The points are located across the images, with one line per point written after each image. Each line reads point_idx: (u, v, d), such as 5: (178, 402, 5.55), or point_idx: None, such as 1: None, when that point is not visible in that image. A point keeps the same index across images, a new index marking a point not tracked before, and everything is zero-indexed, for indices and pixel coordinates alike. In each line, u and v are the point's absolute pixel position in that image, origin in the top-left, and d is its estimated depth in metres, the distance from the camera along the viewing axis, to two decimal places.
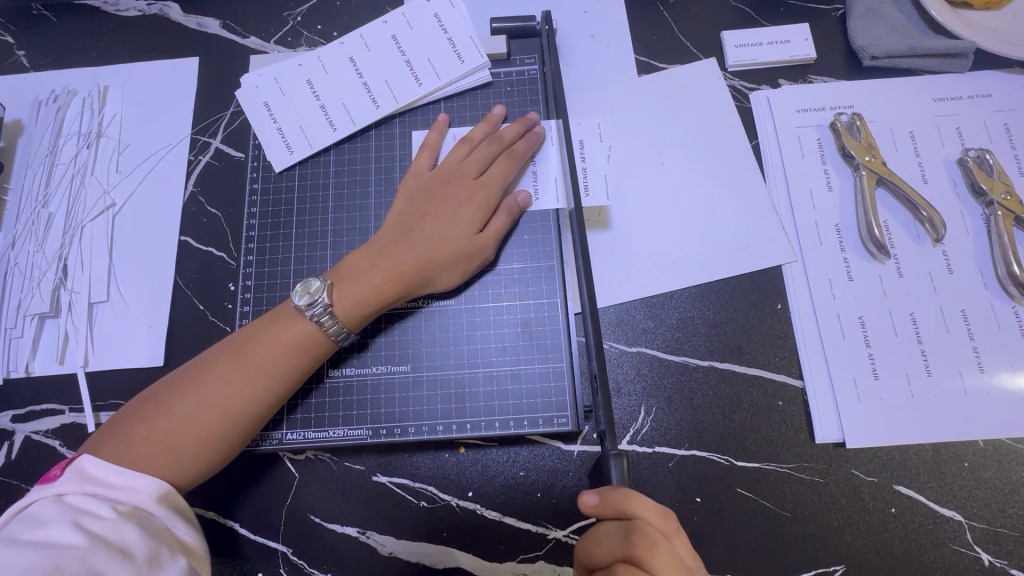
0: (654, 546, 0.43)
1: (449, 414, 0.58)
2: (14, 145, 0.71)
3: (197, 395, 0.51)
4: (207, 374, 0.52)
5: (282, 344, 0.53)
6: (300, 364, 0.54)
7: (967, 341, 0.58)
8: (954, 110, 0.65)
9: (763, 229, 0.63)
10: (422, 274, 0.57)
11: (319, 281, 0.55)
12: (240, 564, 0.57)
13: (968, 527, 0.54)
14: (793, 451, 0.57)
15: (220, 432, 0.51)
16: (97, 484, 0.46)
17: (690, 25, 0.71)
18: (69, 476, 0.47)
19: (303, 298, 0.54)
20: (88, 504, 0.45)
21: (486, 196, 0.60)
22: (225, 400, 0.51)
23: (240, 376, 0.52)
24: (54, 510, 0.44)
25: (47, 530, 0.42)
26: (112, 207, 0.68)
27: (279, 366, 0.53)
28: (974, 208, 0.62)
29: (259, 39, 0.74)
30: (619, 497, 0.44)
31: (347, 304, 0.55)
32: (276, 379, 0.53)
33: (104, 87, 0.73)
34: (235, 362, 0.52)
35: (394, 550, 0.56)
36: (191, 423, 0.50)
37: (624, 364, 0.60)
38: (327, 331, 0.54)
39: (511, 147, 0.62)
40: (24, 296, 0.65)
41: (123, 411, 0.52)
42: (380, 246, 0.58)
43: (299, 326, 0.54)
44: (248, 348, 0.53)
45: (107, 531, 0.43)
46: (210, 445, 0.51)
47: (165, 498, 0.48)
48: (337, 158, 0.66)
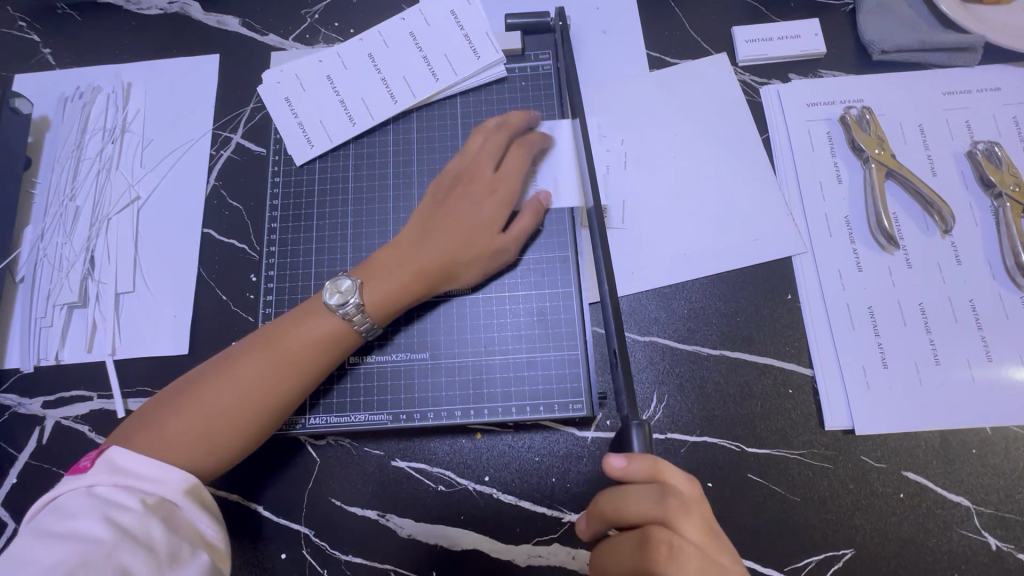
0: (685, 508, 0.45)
1: (467, 400, 0.60)
2: (41, 140, 0.73)
3: (227, 389, 0.52)
4: (237, 367, 0.53)
5: (310, 343, 0.55)
6: (327, 360, 0.56)
7: (975, 331, 0.59)
8: (963, 104, 0.66)
9: (774, 220, 0.64)
10: (448, 270, 0.59)
11: (348, 279, 0.57)
12: (264, 545, 0.58)
13: (975, 512, 0.55)
14: (803, 438, 0.58)
15: (248, 424, 0.53)
16: (126, 476, 0.48)
17: (701, 20, 0.72)
18: (100, 468, 0.48)
19: (334, 297, 0.56)
20: (117, 496, 0.46)
21: (505, 191, 0.62)
22: (254, 394, 0.53)
23: (269, 373, 0.53)
24: (84, 501, 0.45)
25: (77, 522, 0.44)
26: (137, 201, 0.70)
27: (308, 362, 0.55)
28: (983, 200, 0.63)
29: (278, 36, 0.76)
30: (650, 463, 0.46)
31: (378, 300, 0.57)
32: (303, 374, 0.55)
33: (127, 83, 0.75)
34: (264, 358, 0.54)
35: (413, 532, 0.58)
36: (222, 415, 0.52)
37: (637, 353, 0.61)
38: (355, 325, 0.56)
39: (529, 145, 0.64)
40: (53, 287, 0.67)
41: (155, 400, 0.54)
42: (407, 243, 0.59)
43: (325, 324, 0.56)
44: (277, 344, 0.55)
45: (133, 524, 0.44)
46: (240, 436, 0.53)
47: (190, 492, 0.49)
48: (356, 152, 0.68)
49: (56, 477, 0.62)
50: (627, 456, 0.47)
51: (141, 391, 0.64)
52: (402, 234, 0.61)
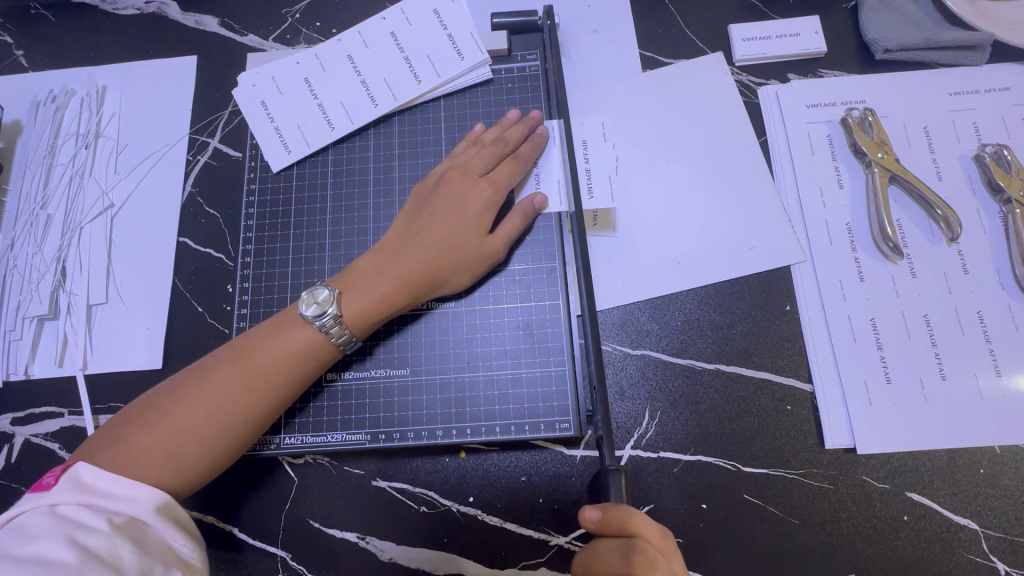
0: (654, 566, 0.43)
1: (449, 419, 0.57)
2: (12, 146, 0.71)
3: (199, 402, 0.50)
4: (210, 379, 0.51)
5: (287, 354, 0.52)
6: (303, 372, 0.53)
7: (983, 344, 0.56)
8: (970, 105, 0.63)
9: (771, 227, 0.61)
10: (431, 278, 0.56)
11: (326, 289, 0.54)
12: (239, 569, 0.56)
13: (984, 536, 0.52)
14: (802, 457, 0.55)
15: (220, 438, 0.50)
16: (91, 494, 0.45)
17: (696, 19, 0.70)
18: (64, 485, 0.46)
19: (310, 307, 0.53)
20: (82, 516, 0.44)
21: (493, 193, 0.59)
22: (228, 408, 0.50)
23: (243, 385, 0.51)
24: (46, 523, 0.43)
25: (39, 544, 0.41)
26: (111, 208, 0.68)
27: (283, 374, 0.52)
28: (991, 206, 0.60)
29: (257, 37, 0.73)
30: (621, 516, 0.44)
31: (357, 310, 0.54)
32: (279, 386, 0.52)
33: (102, 86, 0.73)
34: (237, 370, 0.51)
35: (394, 555, 0.56)
36: (194, 429, 0.49)
37: (628, 368, 0.59)
38: (333, 339, 0.53)
39: (516, 150, 0.61)
40: (23, 299, 0.65)
41: (121, 415, 0.51)
42: (389, 250, 0.57)
43: (301, 335, 0.53)
44: (250, 356, 0.52)
45: (99, 546, 0.42)
46: (212, 451, 0.50)
47: (162, 509, 0.46)
48: (336, 157, 0.65)
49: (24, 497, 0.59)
50: (603, 505, 0.45)
51: (113, 407, 0.61)
52: (383, 240, 0.58)
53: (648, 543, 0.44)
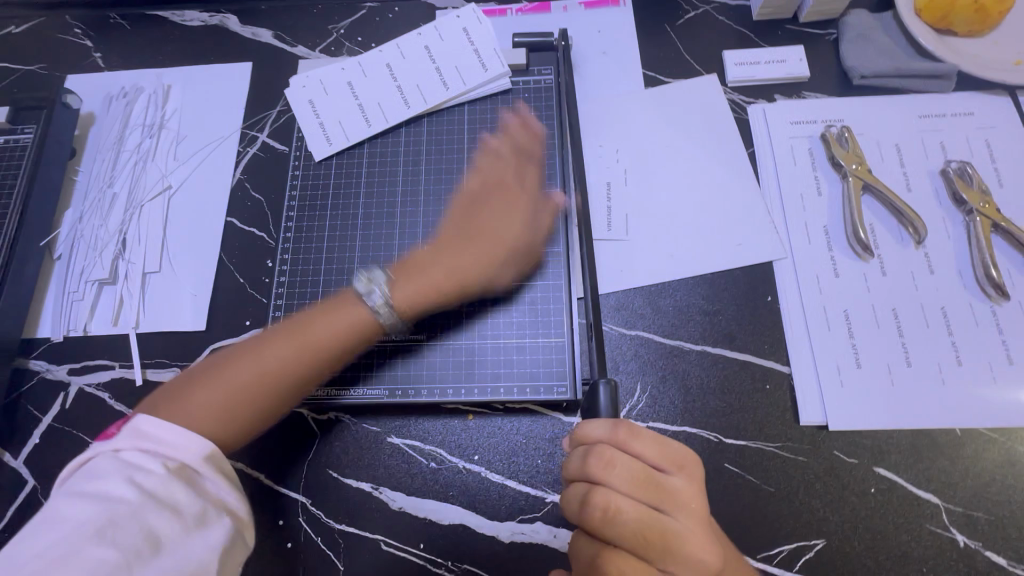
0: (608, 460, 0.48)
1: (459, 380, 0.64)
2: (86, 134, 0.81)
3: (252, 361, 0.55)
4: (267, 346, 0.57)
5: (337, 327, 0.58)
6: (350, 347, 0.59)
7: (946, 337, 0.62)
8: (938, 126, 0.71)
9: (756, 227, 0.68)
10: (461, 283, 0.63)
11: (380, 273, 0.62)
12: (262, 511, 0.62)
13: (944, 510, 0.57)
14: (778, 432, 0.61)
15: (267, 393, 0.55)
16: (149, 442, 0.48)
17: (694, 45, 0.78)
18: (126, 434, 0.49)
19: (363, 285, 0.60)
20: (141, 460, 0.47)
21: (521, 199, 0.67)
22: (276, 373, 0.56)
23: (294, 345, 0.57)
24: (110, 465, 0.46)
25: (103, 484, 0.44)
26: (168, 189, 0.76)
27: (334, 347, 0.58)
28: (956, 215, 0.66)
29: (306, 47, 0.83)
30: (575, 430, 0.51)
31: (406, 295, 0.61)
32: (326, 359, 0.58)
33: (168, 85, 0.82)
34: (292, 337, 0.57)
35: (403, 505, 0.61)
36: (245, 387, 0.54)
37: (622, 346, 0.65)
38: (379, 314, 0.59)
39: (522, 149, 0.71)
40: (87, 265, 0.73)
41: (176, 380, 0.55)
42: (445, 248, 0.64)
43: (353, 312, 0.59)
44: (305, 328, 0.58)
45: (157, 488, 0.45)
46: (259, 408, 0.55)
47: (210, 459, 0.49)
48: (371, 151, 0.74)
49: (72, 439, 0.66)
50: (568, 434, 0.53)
51: (158, 362, 0.69)
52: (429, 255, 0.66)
53: (603, 445, 0.49)
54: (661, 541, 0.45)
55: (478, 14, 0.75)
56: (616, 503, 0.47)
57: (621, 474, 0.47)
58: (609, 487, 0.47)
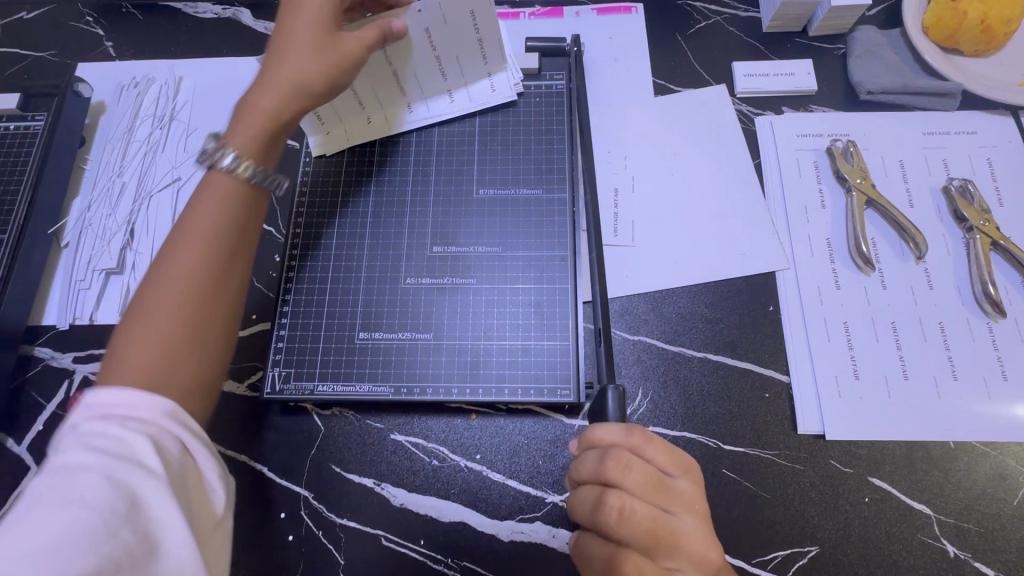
0: (625, 463, 0.48)
1: (464, 379, 0.64)
2: (96, 122, 0.81)
3: (165, 270, 0.46)
4: (175, 247, 0.47)
5: (217, 198, 0.49)
6: (243, 192, 0.50)
7: (943, 351, 0.63)
8: (941, 144, 0.72)
9: (760, 237, 0.69)
10: (306, 93, 0.55)
11: (211, 139, 0.51)
12: (265, 504, 0.62)
13: (935, 521, 0.58)
14: (776, 440, 0.62)
15: (196, 295, 0.46)
16: (96, 409, 0.41)
17: (704, 55, 0.79)
18: (74, 409, 0.41)
19: (207, 152, 0.50)
20: (95, 424, 0.40)
21: (355, 55, 0.58)
22: (206, 301, 0.46)
23: (188, 241, 0.47)
24: (68, 439, 0.40)
25: (63, 456, 0.39)
26: (178, 181, 0.77)
27: (227, 210, 0.49)
28: (956, 232, 0.68)
29: None
30: (588, 434, 0.50)
31: (250, 134, 0.52)
32: (230, 211, 0.49)
33: (179, 77, 0.83)
34: (181, 234, 0.47)
35: (405, 502, 0.62)
36: (161, 317, 0.44)
37: (625, 350, 0.66)
38: (246, 173, 0.50)
39: (384, 38, 0.61)
40: (95, 254, 0.73)
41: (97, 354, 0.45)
42: (268, 88, 0.54)
43: (220, 174, 0.50)
44: (181, 230, 0.48)
45: (125, 447, 0.39)
46: (188, 333, 0.45)
47: (171, 412, 0.42)
48: (382, 149, 0.74)
49: None
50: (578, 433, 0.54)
51: None
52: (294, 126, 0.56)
53: (617, 448, 0.49)
54: (669, 541, 0.46)
55: None
56: (630, 504, 0.47)
57: (635, 477, 0.47)
58: (623, 489, 0.47)
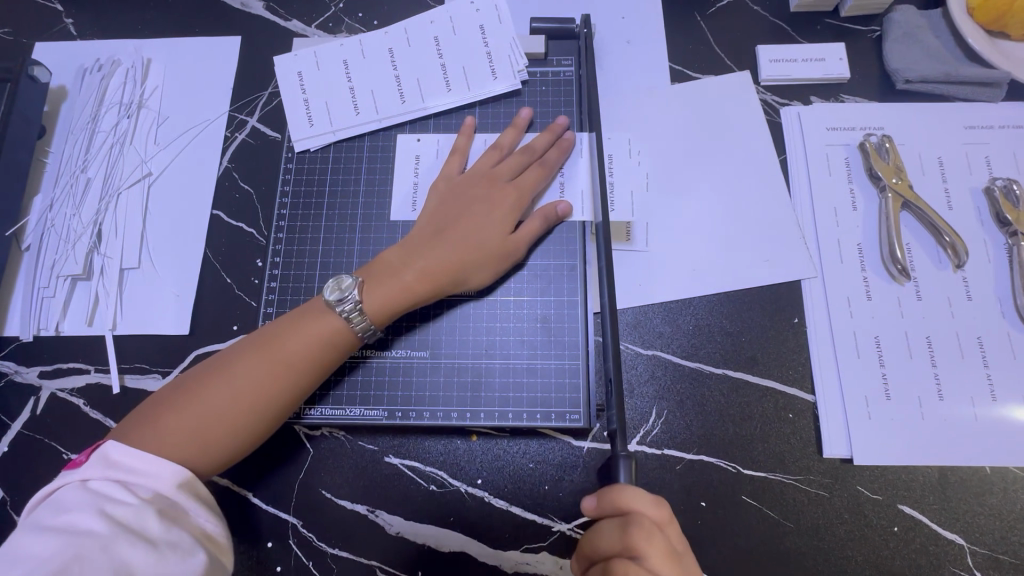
0: (650, 535, 0.44)
1: (464, 402, 0.60)
2: (57, 110, 0.73)
3: (248, 377, 0.51)
4: (265, 350, 0.53)
5: (310, 338, 0.54)
6: (323, 360, 0.54)
7: (981, 368, 0.58)
8: (984, 139, 0.66)
9: (786, 243, 0.64)
10: (457, 272, 0.58)
11: (350, 277, 0.56)
12: (250, 533, 0.58)
13: (969, 552, 0.54)
14: (800, 464, 0.57)
15: (263, 411, 0.51)
16: (120, 470, 0.46)
17: (726, 37, 0.72)
18: (93, 462, 0.46)
19: (333, 294, 0.55)
20: (110, 490, 0.44)
21: (516, 198, 0.61)
22: (261, 408, 0.51)
23: (273, 366, 0.52)
24: (78, 496, 0.43)
25: (70, 516, 0.42)
26: (148, 176, 0.70)
27: (307, 358, 0.53)
28: (998, 237, 0.62)
29: (301, 23, 0.75)
30: (614, 495, 0.46)
31: (383, 301, 0.56)
32: (309, 368, 0.53)
33: (148, 59, 0.75)
34: (270, 352, 0.53)
35: (401, 530, 0.58)
36: (224, 412, 0.50)
37: (639, 366, 0.61)
38: (355, 326, 0.55)
39: (543, 156, 0.63)
40: (58, 258, 0.67)
41: (155, 397, 0.51)
42: (413, 245, 0.59)
43: (327, 321, 0.55)
44: (277, 341, 0.53)
45: (128, 518, 0.43)
46: (237, 438, 0.51)
47: (184, 486, 0.47)
48: (371, 144, 0.68)
49: (44, 447, 0.61)
50: (598, 492, 0.48)
51: (139, 368, 0.64)
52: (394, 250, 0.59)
53: (644, 517, 0.45)
54: None
55: (498, 12, 0.68)
56: None
57: (657, 551, 0.44)
58: (642, 564, 0.44)
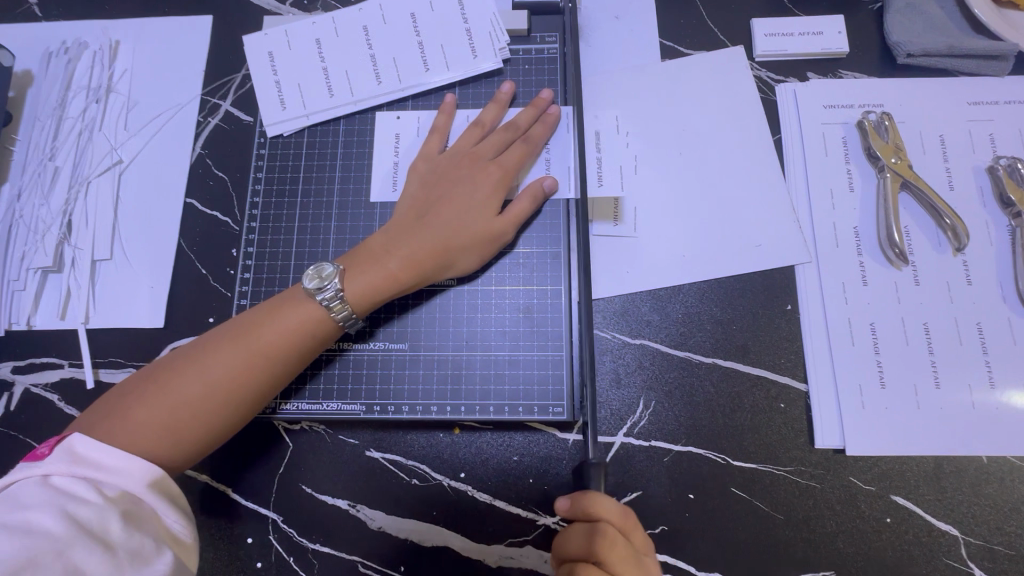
0: (613, 544, 0.44)
1: (444, 395, 0.58)
2: (23, 96, 0.70)
3: (222, 368, 0.49)
4: (240, 340, 0.51)
5: (287, 329, 0.51)
6: (303, 350, 0.52)
7: (980, 355, 0.56)
8: (988, 116, 0.63)
9: (779, 226, 0.61)
10: (441, 257, 0.56)
11: (331, 265, 0.54)
12: (230, 528, 0.57)
13: (963, 542, 0.53)
14: (791, 455, 0.56)
15: (237, 403, 0.50)
16: (85, 466, 0.44)
17: (719, 11, 0.69)
18: (58, 456, 0.44)
19: (313, 282, 0.53)
20: (74, 487, 0.42)
21: (501, 176, 0.58)
22: (235, 400, 0.50)
23: (248, 357, 0.50)
24: (38, 493, 0.41)
25: (25, 514, 0.39)
26: (118, 164, 0.67)
27: (285, 349, 0.51)
28: (1001, 219, 0.60)
29: (274, 0, 0.72)
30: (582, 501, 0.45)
31: (366, 287, 0.54)
32: (286, 360, 0.51)
33: (115, 41, 0.72)
34: (244, 342, 0.50)
35: (383, 525, 0.56)
36: (196, 404, 0.48)
37: (626, 356, 0.59)
38: (335, 316, 0.53)
39: (526, 133, 0.61)
40: (28, 249, 0.65)
41: (125, 385, 0.50)
42: (395, 231, 0.57)
43: (306, 310, 0.52)
44: (252, 331, 0.51)
45: (90, 518, 0.40)
46: (210, 429, 0.49)
47: (155, 485, 0.45)
48: (348, 128, 0.65)
49: (18, 444, 0.60)
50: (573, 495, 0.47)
51: (113, 362, 0.62)
52: (374, 237, 0.57)
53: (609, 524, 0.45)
54: None
55: None
56: None
57: (622, 555, 0.44)
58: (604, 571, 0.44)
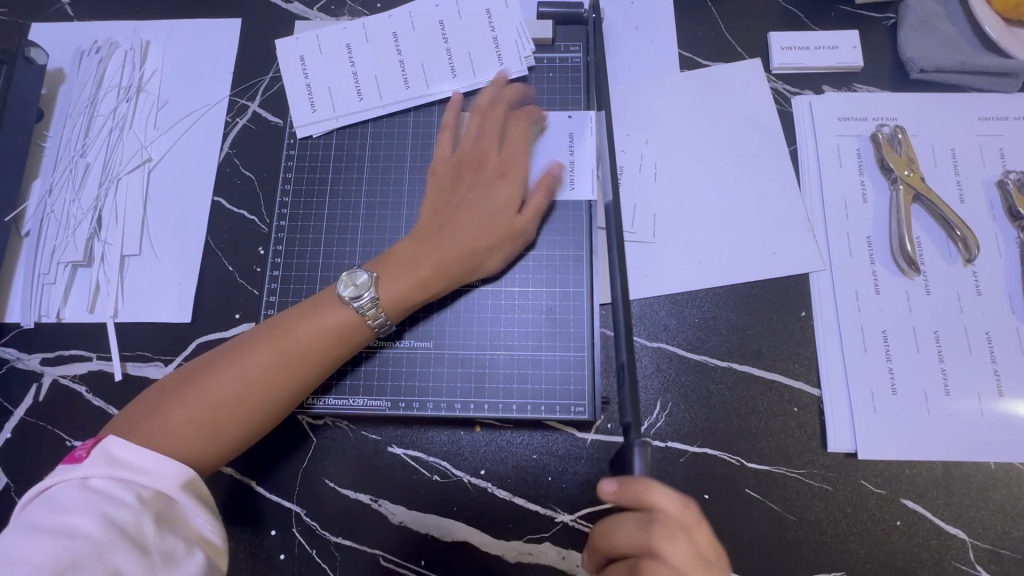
0: (673, 536, 0.44)
1: (468, 394, 0.59)
2: (54, 93, 0.72)
3: (257, 370, 0.51)
4: (274, 343, 0.52)
5: (320, 330, 0.53)
6: (334, 353, 0.54)
7: (989, 364, 0.58)
8: (999, 131, 0.65)
9: (795, 235, 0.63)
10: (467, 262, 0.57)
11: (365, 273, 0.55)
12: (254, 520, 0.58)
13: (971, 546, 0.54)
14: (804, 458, 0.57)
15: (271, 404, 0.51)
16: (124, 467, 0.45)
17: (738, 24, 0.71)
18: (95, 459, 0.45)
19: (347, 289, 0.54)
20: (111, 490, 0.43)
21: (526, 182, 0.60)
22: (269, 401, 0.51)
23: (283, 357, 0.52)
24: (77, 495, 0.42)
25: (65, 517, 0.41)
26: (148, 162, 0.69)
27: (318, 352, 0.53)
28: (1010, 231, 0.61)
29: (303, 5, 0.74)
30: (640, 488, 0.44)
31: (394, 293, 0.55)
32: (318, 361, 0.53)
33: (146, 41, 0.73)
34: (279, 344, 0.52)
35: (404, 520, 0.58)
36: (232, 405, 0.50)
37: (644, 358, 0.60)
38: (369, 320, 0.54)
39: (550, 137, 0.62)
40: (59, 244, 0.66)
41: (161, 386, 0.51)
42: (423, 237, 0.58)
43: (338, 314, 0.54)
44: (286, 334, 0.52)
45: (126, 520, 0.42)
46: (246, 429, 0.50)
47: (188, 485, 0.46)
48: (375, 131, 0.67)
49: (46, 434, 0.61)
50: (620, 478, 0.46)
51: (141, 355, 0.63)
52: (403, 243, 0.58)
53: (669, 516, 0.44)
54: None
55: None
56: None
57: (681, 550, 0.44)
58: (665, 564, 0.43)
